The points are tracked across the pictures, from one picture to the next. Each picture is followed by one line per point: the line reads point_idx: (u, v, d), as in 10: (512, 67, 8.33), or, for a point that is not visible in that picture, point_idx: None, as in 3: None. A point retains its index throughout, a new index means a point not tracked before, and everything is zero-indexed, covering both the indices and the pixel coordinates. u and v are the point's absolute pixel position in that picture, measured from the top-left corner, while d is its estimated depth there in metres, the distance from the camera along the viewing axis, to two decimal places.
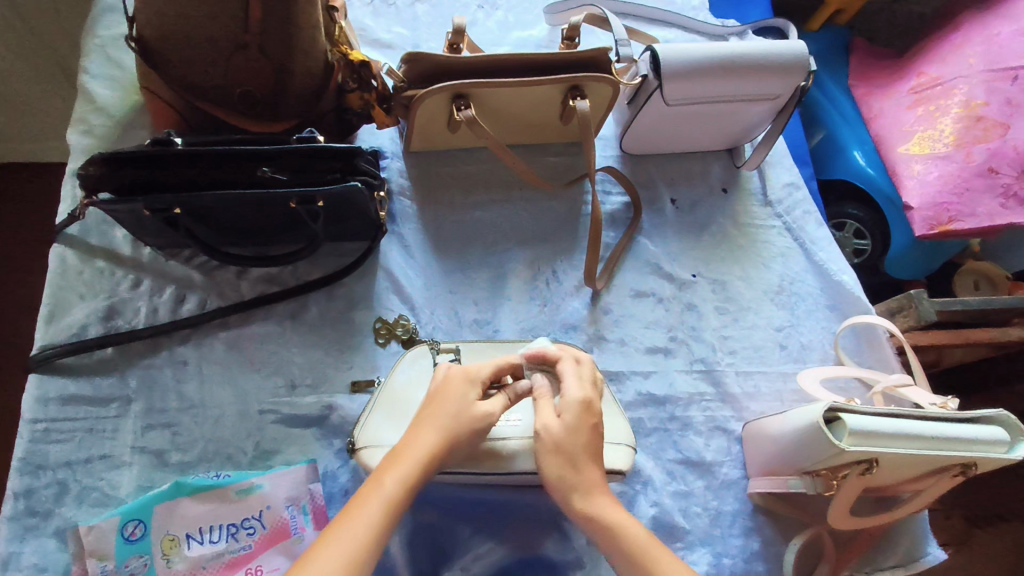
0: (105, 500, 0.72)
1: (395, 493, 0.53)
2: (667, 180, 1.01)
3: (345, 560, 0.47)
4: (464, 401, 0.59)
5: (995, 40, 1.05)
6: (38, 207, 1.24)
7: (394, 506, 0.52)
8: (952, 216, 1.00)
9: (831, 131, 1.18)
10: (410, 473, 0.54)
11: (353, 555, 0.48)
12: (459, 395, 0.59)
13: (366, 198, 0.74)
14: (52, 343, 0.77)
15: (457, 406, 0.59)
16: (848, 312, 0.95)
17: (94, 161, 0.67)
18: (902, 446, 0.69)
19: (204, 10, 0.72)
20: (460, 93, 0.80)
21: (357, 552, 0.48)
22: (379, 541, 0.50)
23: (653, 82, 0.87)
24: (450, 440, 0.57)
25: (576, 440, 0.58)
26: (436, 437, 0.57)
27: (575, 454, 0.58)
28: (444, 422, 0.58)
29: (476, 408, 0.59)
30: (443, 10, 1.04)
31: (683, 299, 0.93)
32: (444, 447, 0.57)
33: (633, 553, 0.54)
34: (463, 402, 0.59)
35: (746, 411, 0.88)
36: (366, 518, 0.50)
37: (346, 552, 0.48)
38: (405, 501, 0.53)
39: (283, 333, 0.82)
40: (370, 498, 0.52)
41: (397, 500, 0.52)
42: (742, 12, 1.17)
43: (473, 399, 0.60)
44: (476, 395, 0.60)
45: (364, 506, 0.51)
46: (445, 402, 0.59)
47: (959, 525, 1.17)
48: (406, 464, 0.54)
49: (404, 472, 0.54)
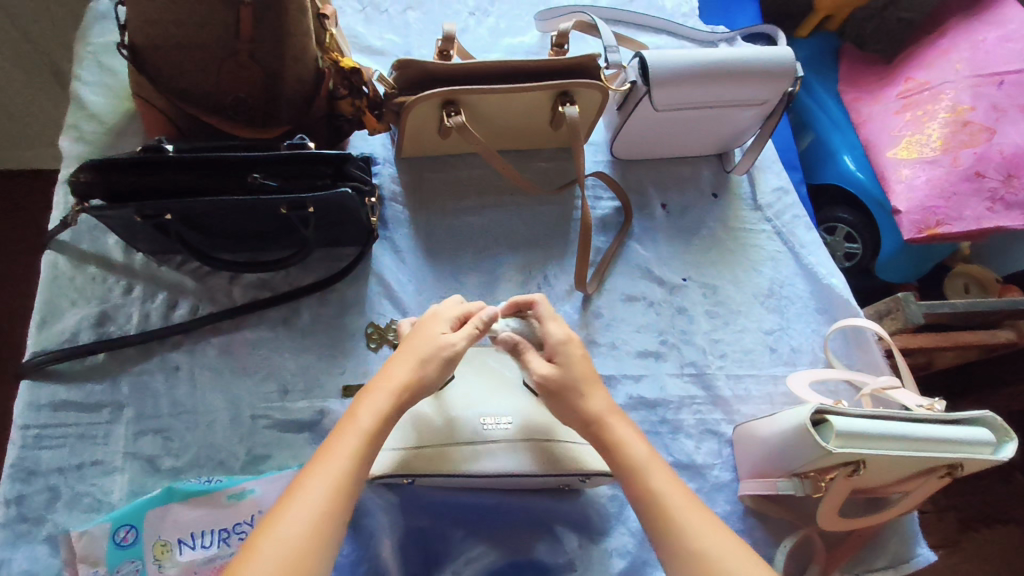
0: (96, 506, 0.72)
1: (371, 425, 0.58)
2: (658, 185, 1.02)
3: (332, 486, 0.54)
4: (433, 337, 0.64)
5: (980, 46, 1.07)
6: (31, 215, 1.24)
7: (372, 436, 0.58)
8: (939, 220, 1.01)
9: (820, 136, 1.20)
10: (382, 405, 0.59)
11: (336, 482, 0.54)
12: (427, 331, 0.65)
13: (357, 204, 0.75)
14: (44, 349, 0.77)
15: (426, 340, 0.64)
16: (837, 316, 0.96)
17: (84, 168, 0.67)
18: (888, 448, 0.69)
19: (196, 17, 0.73)
20: (450, 100, 0.81)
21: (339, 480, 0.54)
22: (361, 468, 0.56)
23: (642, 88, 0.88)
24: (421, 373, 0.62)
25: (566, 372, 0.66)
26: (410, 370, 0.62)
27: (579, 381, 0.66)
28: (415, 358, 0.62)
29: (444, 342, 0.64)
30: (433, 17, 1.05)
31: (673, 303, 0.94)
32: (418, 378, 0.62)
33: (631, 464, 0.62)
34: (433, 338, 0.64)
35: (736, 414, 0.89)
36: (348, 448, 0.56)
37: (329, 483, 0.54)
38: (381, 429, 0.59)
39: (275, 338, 0.82)
40: (347, 432, 0.57)
41: (373, 431, 0.58)
42: (731, 19, 1.18)
43: (440, 332, 0.65)
44: (442, 329, 0.65)
45: (342, 440, 0.56)
46: (416, 339, 0.64)
47: (950, 527, 1.18)
48: (379, 396, 0.60)
49: (379, 406, 0.59)
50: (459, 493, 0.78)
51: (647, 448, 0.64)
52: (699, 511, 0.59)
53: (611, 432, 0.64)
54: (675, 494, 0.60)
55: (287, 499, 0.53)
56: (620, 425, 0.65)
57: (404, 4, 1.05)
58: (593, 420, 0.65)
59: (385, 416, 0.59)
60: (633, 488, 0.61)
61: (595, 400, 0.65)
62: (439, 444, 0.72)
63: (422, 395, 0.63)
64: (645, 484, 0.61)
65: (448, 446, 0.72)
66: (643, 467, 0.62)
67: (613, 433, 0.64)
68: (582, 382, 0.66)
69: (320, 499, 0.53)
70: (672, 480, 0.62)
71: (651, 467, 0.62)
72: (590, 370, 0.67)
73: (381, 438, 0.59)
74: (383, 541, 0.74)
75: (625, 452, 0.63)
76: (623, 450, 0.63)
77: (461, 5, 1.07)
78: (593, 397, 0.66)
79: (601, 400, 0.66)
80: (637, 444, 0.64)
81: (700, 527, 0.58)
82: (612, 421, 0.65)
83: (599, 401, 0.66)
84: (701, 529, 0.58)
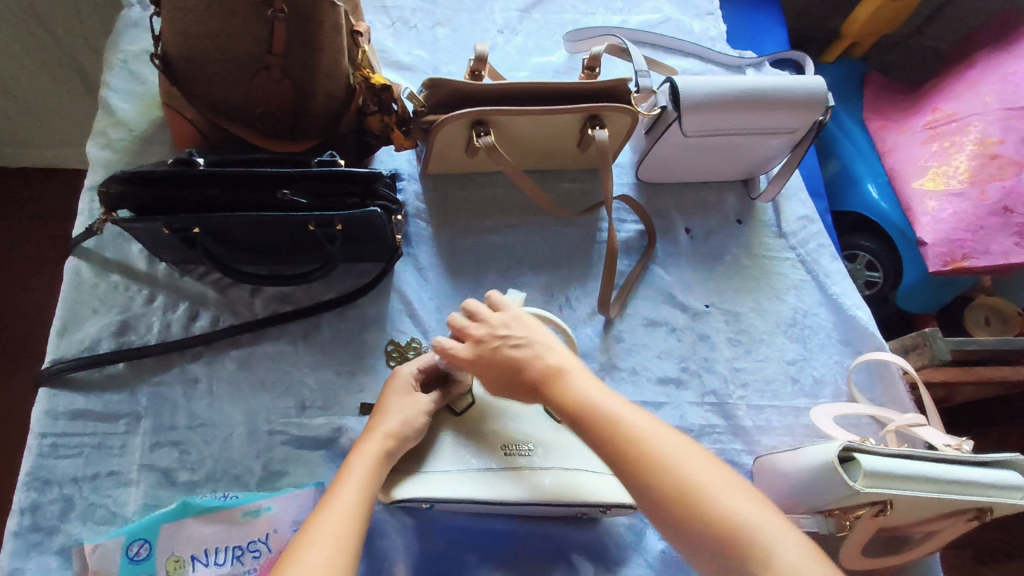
0: (110, 518, 0.71)
1: (366, 468, 0.61)
2: (682, 210, 1.01)
3: (345, 515, 0.56)
4: (402, 389, 0.69)
5: (1010, 79, 1.05)
6: (54, 215, 1.25)
7: (367, 479, 0.60)
8: (965, 254, 1.00)
9: (845, 163, 1.18)
10: (372, 451, 0.62)
11: (348, 511, 0.56)
12: (397, 388, 0.69)
13: (384, 222, 0.74)
14: (64, 356, 0.77)
15: (401, 397, 0.68)
16: (861, 347, 0.95)
17: (115, 179, 0.67)
18: (917, 490, 0.68)
19: (231, 31, 0.73)
20: (479, 120, 0.80)
21: (349, 510, 0.56)
22: (367, 502, 0.58)
23: (671, 113, 0.87)
24: (402, 423, 0.66)
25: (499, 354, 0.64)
26: (395, 421, 0.65)
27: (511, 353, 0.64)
28: (397, 414, 0.66)
29: (416, 399, 0.69)
30: (462, 35, 1.05)
31: (695, 329, 0.93)
32: (401, 427, 0.65)
33: (570, 398, 0.61)
34: (407, 398, 0.68)
35: (757, 445, 0.87)
36: (352, 488, 0.59)
37: (341, 519, 0.55)
38: (376, 472, 0.62)
39: (295, 352, 0.82)
40: (346, 478, 0.60)
41: (367, 474, 0.60)
42: (759, 44, 1.18)
43: (410, 390, 0.69)
44: (409, 383, 0.70)
45: (344, 483, 0.59)
46: (392, 395, 0.69)
47: (967, 563, 1.15)
48: (369, 445, 0.63)
49: (369, 453, 0.62)
50: (475, 518, 0.77)
51: (582, 380, 0.62)
52: (659, 427, 0.58)
53: (571, 386, 0.61)
54: (630, 415, 0.59)
55: (305, 531, 0.54)
56: (552, 370, 0.63)
57: (434, 20, 1.05)
58: (533, 377, 0.63)
59: (376, 461, 0.62)
60: (582, 424, 0.60)
61: (530, 361, 0.63)
62: (459, 468, 0.71)
63: (410, 442, 0.66)
64: (598, 412, 0.59)
65: (467, 472, 0.71)
66: (619, 417, 0.59)
67: (570, 388, 0.61)
68: (516, 356, 0.64)
69: (339, 531, 0.54)
70: (642, 413, 0.60)
71: (591, 396, 0.60)
72: (511, 348, 0.64)
73: (378, 479, 0.61)
74: (398, 565, 0.73)
75: (566, 393, 0.61)
76: (562, 391, 0.61)
77: (489, 23, 1.07)
78: (533, 361, 0.63)
79: (530, 357, 0.64)
80: (596, 391, 0.61)
81: (685, 456, 0.56)
82: (570, 370, 0.63)
83: (535, 362, 0.63)
84: (707, 477, 0.54)
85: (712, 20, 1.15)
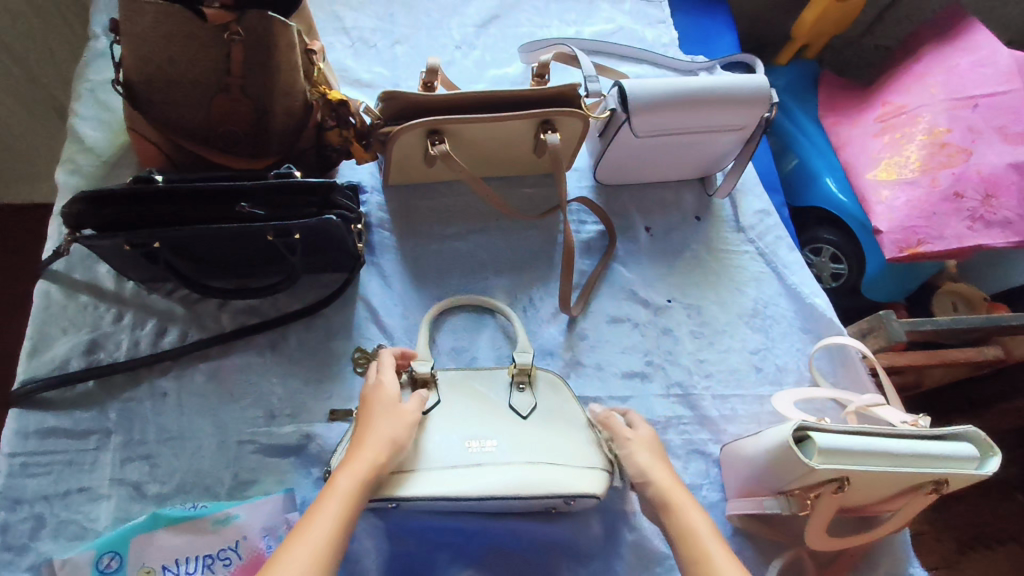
0: (82, 533, 0.72)
1: (351, 487, 0.60)
2: (641, 209, 1.04)
3: (326, 535, 0.55)
4: (389, 402, 0.69)
5: (954, 71, 1.09)
6: (28, 247, 1.27)
7: (353, 498, 0.59)
8: (919, 239, 1.02)
9: (804, 159, 1.21)
10: (361, 469, 0.62)
11: (331, 529, 0.56)
12: (384, 405, 0.68)
13: (343, 231, 0.77)
14: (33, 376, 0.78)
15: (385, 412, 0.68)
16: (820, 334, 0.97)
17: (78, 199, 0.69)
18: (871, 464, 0.69)
19: (188, 55, 0.76)
20: (433, 129, 0.83)
21: (331, 529, 0.56)
22: (352, 516, 0.58)
23: (620, 115, 0.91)
24: (391, 438, 0.66)
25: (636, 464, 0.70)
26: (382, 438, 0.65)
27: (643, 465, 0.69)
28: (383, 427, 0.66)
29: (400, 412, 0.68)
30: (420, 51, 1.08)
31: (659, 324, 0.95)
32: (388, 445, 0.65)
33: (681, 524, 0.63)
34: (392, 412, 0.68)
35: (723, 434, 0.89)
36: (333, 506, 0.58)
37: (321, 540, 0.55)
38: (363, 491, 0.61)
39: (262, 363, 0.83)
40: (330, 496, 0.59)
41: (352, 492, 0.60)
42: (710, 48, 1.22)
43: (398, 404, 0.69)
44: (394, 397, 0.69)
45: (327, 502, 0.58)
46: (378, 409, 0.68)
47: (948, 547, 1.16)
48: (356, 463, 0.62)
49: (358, 470, 0.61)
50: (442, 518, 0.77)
51: (698, 514, 0.64)
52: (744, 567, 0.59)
53: (683, 515, 0.64)
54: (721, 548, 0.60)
55: (286, 547, 0.53)
56: (683, 498, 0.66)
57: (392, 38, 1.09)
58: (661, 497, 0.66)
59: (363, 480, 0.61)
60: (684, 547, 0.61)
61: (662, 477, 0.68)
62: (422, 467, 0.72)
63: (394, 458, 0.66)
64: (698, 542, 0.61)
65: (429, 470, 0.71)
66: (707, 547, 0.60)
67: (682, 517, 0.63)
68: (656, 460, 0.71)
69: (317, 549, 0.54)
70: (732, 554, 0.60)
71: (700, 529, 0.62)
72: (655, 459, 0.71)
73: (362, 497, 0.60)
74: (369, 567, 0.74)
75: (681, 519, 0.63)
76: (676, 514, 0.64)
77: (447, 39, 1.10)
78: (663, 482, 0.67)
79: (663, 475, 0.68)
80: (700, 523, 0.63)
81: None
82: (688, 501, 0.65)
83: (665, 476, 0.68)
84: None
85: (664, 28, 1.20)
